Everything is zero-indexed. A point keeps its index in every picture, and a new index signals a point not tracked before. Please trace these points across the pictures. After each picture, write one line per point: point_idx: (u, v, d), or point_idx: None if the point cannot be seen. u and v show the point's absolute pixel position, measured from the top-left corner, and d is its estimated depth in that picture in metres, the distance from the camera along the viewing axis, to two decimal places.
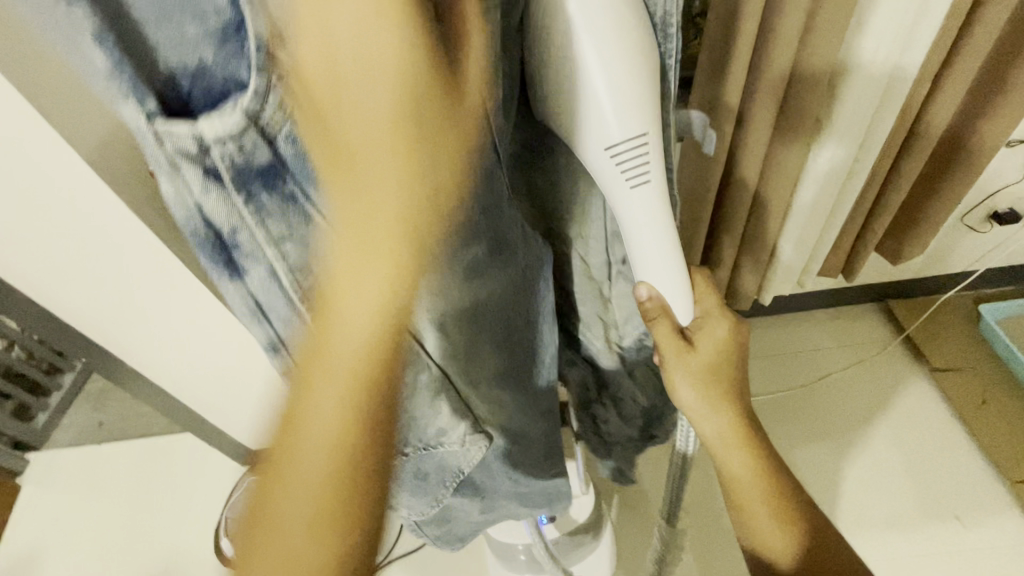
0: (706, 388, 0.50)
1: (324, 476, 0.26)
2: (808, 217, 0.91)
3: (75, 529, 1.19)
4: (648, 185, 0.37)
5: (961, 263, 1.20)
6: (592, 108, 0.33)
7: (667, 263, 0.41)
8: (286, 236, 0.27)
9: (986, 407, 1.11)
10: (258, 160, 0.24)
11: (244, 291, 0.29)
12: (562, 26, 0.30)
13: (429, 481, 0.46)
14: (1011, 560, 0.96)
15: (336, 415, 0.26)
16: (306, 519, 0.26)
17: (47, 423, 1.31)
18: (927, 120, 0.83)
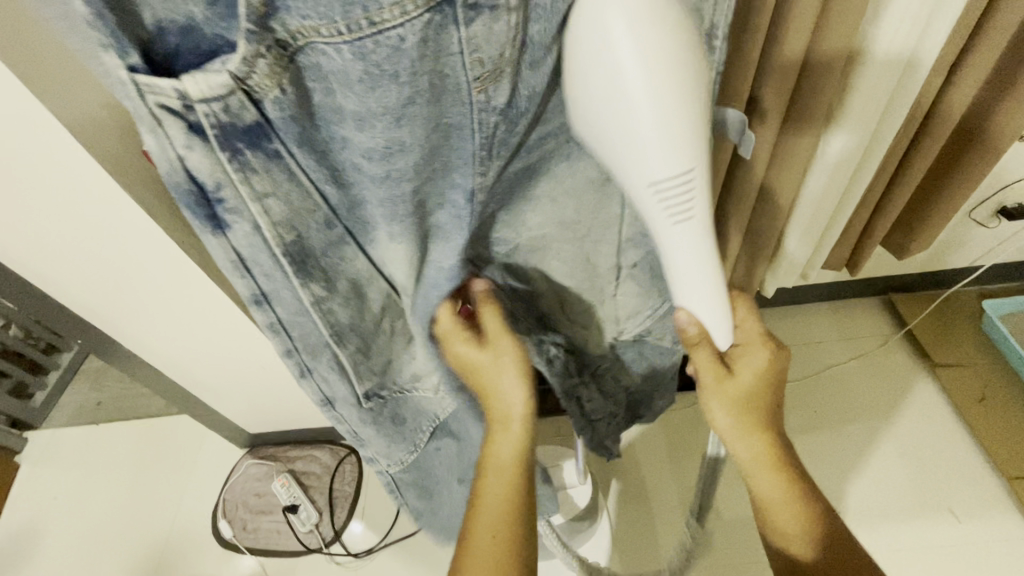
0: (740, 410, 0.52)
1: (504, 489, 0.49)
2: (814, 209, 0.90)
3: (73, 507, 1.20)
4: (692, 223, 0.40)
5: (967, 258, 1.18)
6: (637, 130, 0.34)
7: (707, 278, 0.44)
8: (268, 193, 0.34)
9: (987, 403, 1.11)
10: (243, 122, 0.31)
11: (229, 246, 0.35)
12: (597, 44, 0.32)
13: (406, 426, 0.56)
14: (1005, 555, 0.97)
15: (508, 454, 0.50)
16: (498, 512, 0.48)
17: (45, 402, 1.31)
18: (941, 113, 0.81)
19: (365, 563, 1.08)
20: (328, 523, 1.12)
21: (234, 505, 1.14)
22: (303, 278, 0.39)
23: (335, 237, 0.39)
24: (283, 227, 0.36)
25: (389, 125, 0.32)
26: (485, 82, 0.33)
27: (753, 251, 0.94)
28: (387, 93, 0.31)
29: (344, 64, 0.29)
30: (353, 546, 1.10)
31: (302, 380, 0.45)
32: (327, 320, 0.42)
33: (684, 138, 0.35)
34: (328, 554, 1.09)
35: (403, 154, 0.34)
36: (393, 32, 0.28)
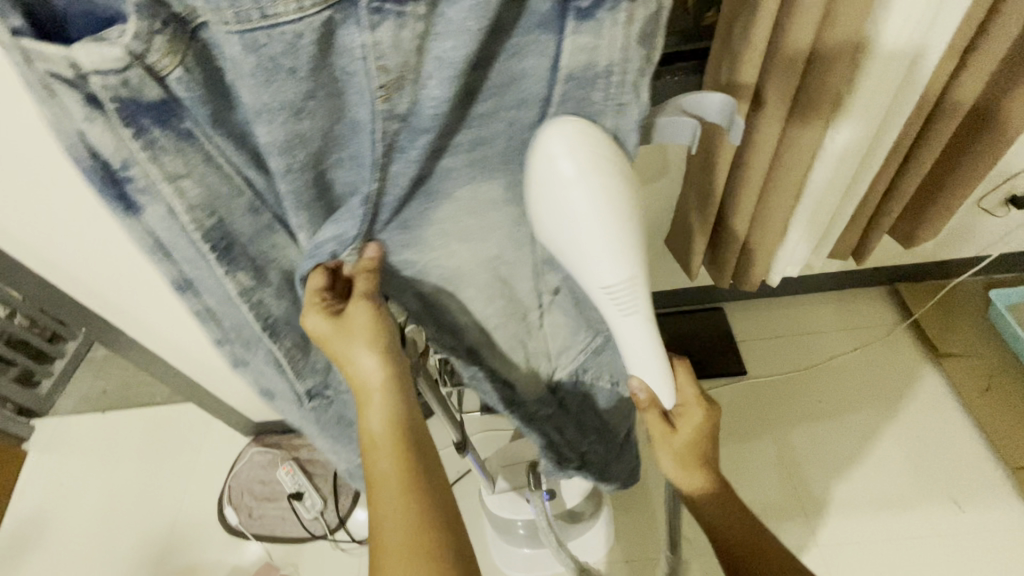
0: (680, 461, 0.54)
1: (392, 466, 0.44)
2: (820, 199, 0.89)
3: (81, 494, 1.21)
4: (637, 315, 0.43)
5: (973, 247, 1.17)
6: (586, 240, 0.39)
7: (656, 360, 0.46)
8: (180, 174, 0.34)
9: (991, 394, 1.10)
10: (146, 98, 0.31)
11: (143, 229, 0.36)
12: (543, 174, 0.38)
13: (349, 430, 0.55)
14: (1004, 543, 0.97)
15: (385, 427, 0.45)
16: (393, 490, 0.43)
17: (51, 390, 1.33)
18: (949, 103, 0.80)
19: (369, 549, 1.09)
20: (332, 510, 1.13)
21: (239, 492, 1.15)
22: (227, 267, 0.38)
23: (259, 222, 0.39)
24: (200, 210, 0.35)
25: (289, 117, 0.33)
26: (390, 91, 0.33)
27: (757, 240, 0.93)
28: (283, 87, 0.32)
29: (236, 55, 0.30)
30: (357, 531, 1.11)
31: (240, 369, 0.48)
32: (258, 311, 0.42)
33: (617, 235, 0.39)
34: (333, 541, 1.10)
35: (303, 148, 0.35)
36: (288, 26, 0.30)
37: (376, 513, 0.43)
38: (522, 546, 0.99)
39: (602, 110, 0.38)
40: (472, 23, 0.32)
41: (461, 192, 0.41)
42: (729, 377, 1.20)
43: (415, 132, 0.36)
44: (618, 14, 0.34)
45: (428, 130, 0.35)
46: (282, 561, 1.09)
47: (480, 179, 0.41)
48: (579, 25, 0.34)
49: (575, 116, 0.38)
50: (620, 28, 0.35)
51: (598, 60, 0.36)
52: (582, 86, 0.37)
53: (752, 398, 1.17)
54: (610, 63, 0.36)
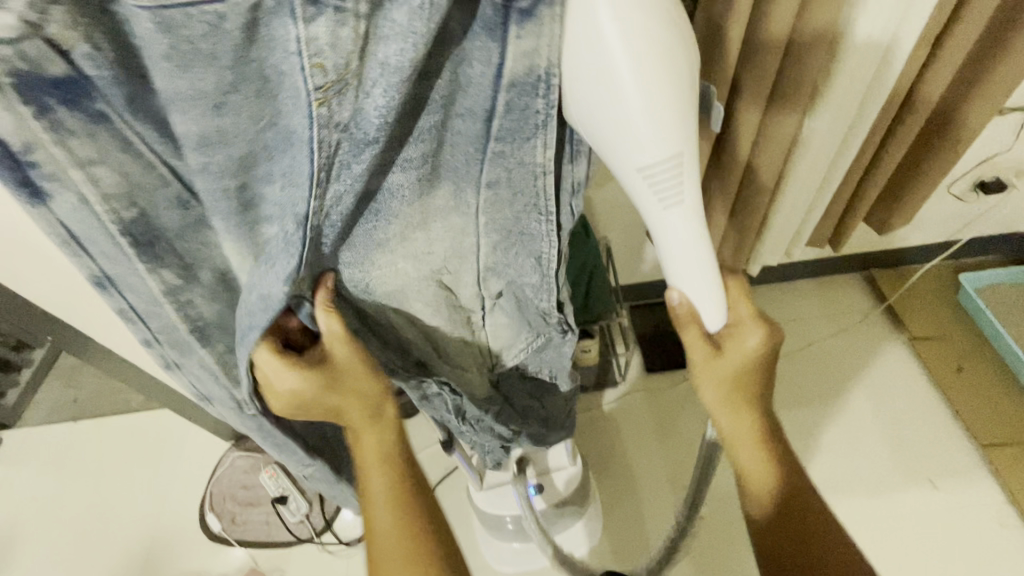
0: (729, 390, 0.51)
1: (384, 479, 0.50)
2: (798, 189, 0.90)
3: (52, 507, 1.17)
4: (682, 208, 0.39)
5: (944, 232, 1.21)
6: (626, 112, 0.33)
7: (707, 276, 0.44)
8: (92, 160, 0.33)
9: (962, 374, 1.14)
10: (50, 74, 0.29)
11: (51, 218, 0.34)
12: (579, 25, 0.32)
13: (300, 436, 0.59)
14: (975, 515, 1.01)
15: (379, 446, 0.50)
16: (384, 501, 0.49)
17: (19, 400, 1.21)
18: (921, 92, 0.81)
19: (356, 551, 1.08)
20: (318, 512, 1.11)
21: (221, 499, 1.13)
22: (150, 261, 0.38)
23: (185, 221, 0.38)
24: (119, 201, 0.35)
25: (204, 111, 0.32)
26: (329, 94, 0.32)
27: (738, 231, 0.94)
28: (202, 73, 0.30)
29: (149, 34, 0.29)
30: (344, 533, 1.10)
31: (170, 370, 0.48)
32: (187, 313, 0.42)
33: (671, 114, 0.34)
34: (320, 544, 1.09)
35: (228, 143, 0.34)
36: (209, 7, 0.28)
37: (371, 518, 0.50)
38: (510, 541, 0.98)
39: (547, 116, 0.38)
40: (414, 28, 0.31)
41: (407, 209, 0.42)
42: None
43: (358, 144, 0.35)
44: (557, 10, 0.32)
45: (373, 138, 0.34)
46: (269, 566, 1.08)
47: (422, 196, 0.41)
48: (522, 29, 0.33)
49: (516, 125, 0.38)
50: (559, 37, 0.33)
51: (539, 63, 0.35)
52: (525, 93, 0.36)
53: None
54: (549, 66, 0.35)
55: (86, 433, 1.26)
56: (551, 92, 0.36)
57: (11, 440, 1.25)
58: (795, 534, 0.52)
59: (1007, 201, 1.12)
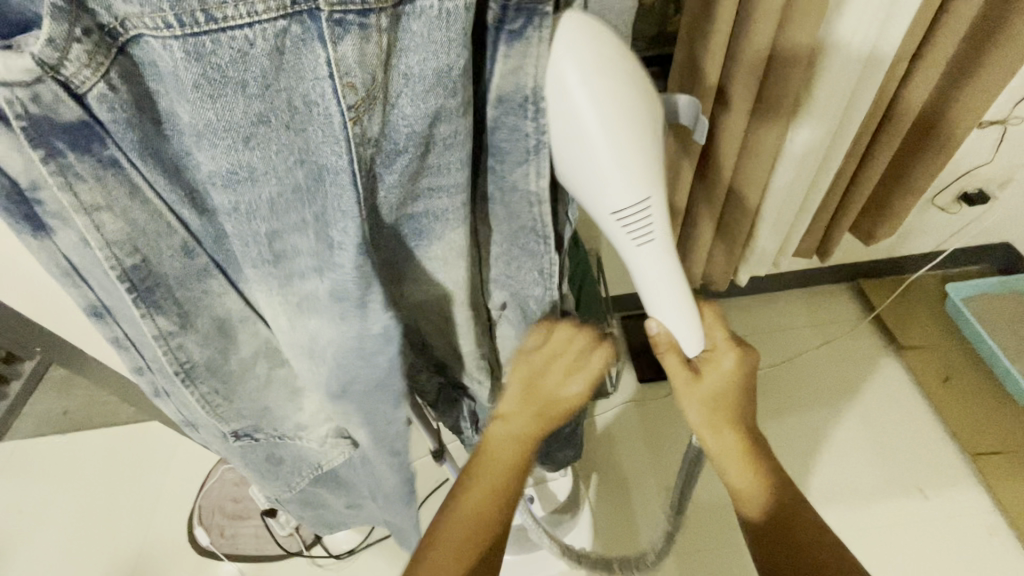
0: (710, 410, 0.49)
1: (474, 511, 0.45)
2: (784, 200, 0.91)
3: (36, 520, 1.16)
4: (653, 244, 0.41)
5: (930, 243, 1.22)
6: (597, 162, 0.36)
7: (682, 308, 0.46)
8: (98, 206, 0.32)
9: (950, 383, 1.15)
10: (62, 117, 0.28)
11: (55, 249, 0.35)
12: (552, 87, 0.35)
13: (282, 468, 0.59)
14: (964, 525, 1.01)
15: (492, 476, 0.46)
16: (458, 534, 0.45)
17: (8, 410, 1.21)
18: (905, 96, 0.82)
19: (346, 563, 1.08)
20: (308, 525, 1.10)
21: (210, 511, 1.11)
22: (146, 310, 0.36)
23: (193, 265, 0.37)
24: (121, 246, 0.33)
25: (234, 144, 0.30)
26: (360, 111, 0.32)
27: (725, 241, 0.95)
28: (232, 105, 0.29)
29: (175, 64, 0.27)
30: (334, 547, 1.08)
31: (159, 397, 0.48)
32: (175, 355, 0.40)
33: (638, 156, 0.36)
34: (309, 556, 1.08)
35: (259, 181, 0.32)
36: (237, 32, 0.27)
37: (433, 541, 0.46)
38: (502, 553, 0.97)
39: (537, 143, 0.38)
40: (438, 36, 0.31)
41: (453, 233, 0.41)
42: None
43: (389, 155, 0.35)
44: (543, 33, 0.34)
45: (404, 149, 0.35)
46: None
47: (450, 228, 0.41)
48: (510, 48, 0.35)
49: (506, 145, 0.39)
50: (546, 48, 0.35)
51: (525, 84, 0.36)
52: (512, 111, 0.37)
53: None
54: (536, 89, 0.36)
55: (75, 444, 1.25)
56: (536, 106, 0.37)
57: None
58: (783, 555, 0.48)
59: (990, 212, 1.14)
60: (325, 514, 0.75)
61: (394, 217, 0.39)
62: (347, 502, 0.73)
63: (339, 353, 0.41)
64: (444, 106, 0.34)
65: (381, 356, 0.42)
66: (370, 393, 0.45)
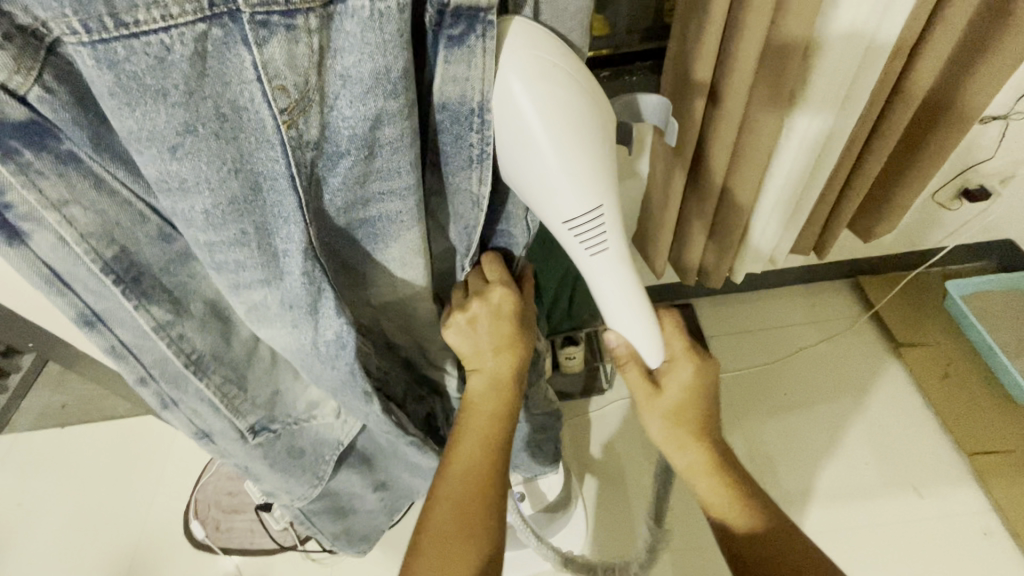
0: (673, 423, 0.51)
1: (469, 464, 0.47)
2: (780, 196, 0.89)
3: (35, 513, 1.17)
4: (606, 250, 0.42)
5: (931, 239, 1.21)
6: (547, 172, 0.36)
7: (637, 313, 0.48)
8: (64, 200, 0.32)
9: (948, 381, 1.14)
10: (13, 118, 0.28)
11: (33, 255, 0.33)
12: (498, 97, 0.35)
13: (305, 459, 0.57)
14: (959, 525, 1.00)
15: (478, 430, 0.48)
16: (455, 491, 0.46)
17: None
18: (911, 77, 0.79)
19: (340, 557, 1.08)
20: None
21: (206, 505, 1.12)
22: (138, 301, 0.37)
23: (172, 251, 0.38)
24: (97, 238, 0.34)
25: (162, 154, 0.30)
26: (294, 114, 0.32)
27: (722, 231, 0.93)
28: (154, 113, 0.28)
29: (90, 73, 0.26)
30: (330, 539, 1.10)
31: (167, 411, 0.46)
32: (180, 347, 0.40)
33: (589, 162, 0.37)
34: (304, 551, 1.08)
35: (192, 192, 0.32)
36: (153, 37, 0.26)
37: (430, 505, 0.46)
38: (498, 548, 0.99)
39: (483, 149, 0.38)
40: (371, 38, 0.30)
41: (408, 235, 0.41)
42: None
43: (330, 156, 0.35)
44: (488, 43, 0.34)
45: (346, 151, 0.34)
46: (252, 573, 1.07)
47: (406, 233, 0.41)
48: (450, 54, 0.34)
49: (451, 149, 0.39)
50: (490, 59, 0.34)
51: (472, 99, 0.36)
52: (457, 121, 0.37)
53: (723, 394, 1.18)
54: (482, 101, 0.36)
55: (75, 439, 1.26)
56: (483, 116, 0.37)
57: None
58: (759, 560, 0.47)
59: (992, 208, 1.12)
60: (354, 518, 0.74)
61: (345, 220, 0.39)
62: (376, 489, 0.72)
63: (295, 351, 0.42)
64: (385, 108, 0.33)
65: (342, 361, 0.43)
66: (340, 387, 0.46)
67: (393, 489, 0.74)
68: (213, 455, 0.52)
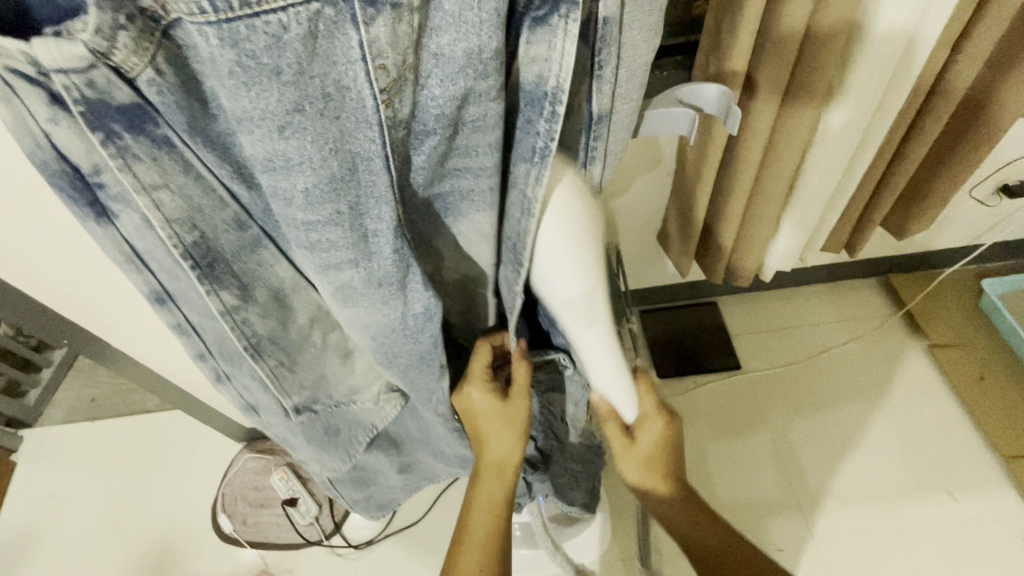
0: (645, 470, 0.55)
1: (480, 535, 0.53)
2: (815, 191, 0.87)
3: (69, 505, 1.19)
4: (598, 328, 0.43)
5: (965, 236, 1.18)
6: (549, 252, 0.38)
7: (623, 382, 0.48)
8: (156, 185, 0.31)
9: (984, 383, 1.10)
10: (117, 100, 0.27)
11: (118, 236, 0.34)
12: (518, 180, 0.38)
13: (341, 438, 0.58)
14: (997, 531, 0.98)
15: (486, 505, 0.54)
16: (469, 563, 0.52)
17: (40, 398, 1.24)
18: (950, 75, 0.77)
19: (365, 554, 1.09)
20: (327, 515, 1.11)
21: (233, 500, 1.14)
22: (210, 286, 0.36)
23: (246, 237, 0.37)
24: (180, 224, 0.33)
25: (269, 132, 0.28)
26: (392, 93, 0.30)
27: (751, 227, 0.91)
28: (267, 93, 0.27)
29: (212, 51, 0.25)
30: (353, 533, 1.11)
31: (220, 383, 0.47)
32: (242, 330, 0.40)
33: (587, 266, 0.39)
34: (330, 546, 1.09)
35: (295, 171, 0.30)
36: (272, 16, 0.25)
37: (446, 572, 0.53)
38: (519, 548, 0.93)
39: (548, 143, 0.35)
40: (470, 17, 0.29)
41: (478, 216, 0.40)
42: (726, 371, 1.19)
43: (418, 136, 0.34)
44: (570, 25, 0.31)
45: (432, 130, 0.33)
46: (279, 567, 1.09)
47: (480, 212, 0.40)
48: (533, 35, 0.32)
49: (523, 137, 0.36)
50: (572, 43, 0.32)
51: (548, 79, 0.33)
52: (531, 105, 0.35)
53: (743, 393, 1.16)
54: (557, 87, 0.33)
55: (105, 435, 1.28)
56: (555, 104, 0.33)
57: (29, 441, 1.27)
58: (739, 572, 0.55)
59: None
60: (376, 495, 0.76)
61: (424, 195, 0.38)
62: (401, 470, 0.72)
63: (380, 331, 0.41)
64: (475, 88, 0.32)
65: (426, 333, 0.43)
66: (415, 365, 0.46)
67: (415, 472, 0.74)
68: (258, 424, 0.54)
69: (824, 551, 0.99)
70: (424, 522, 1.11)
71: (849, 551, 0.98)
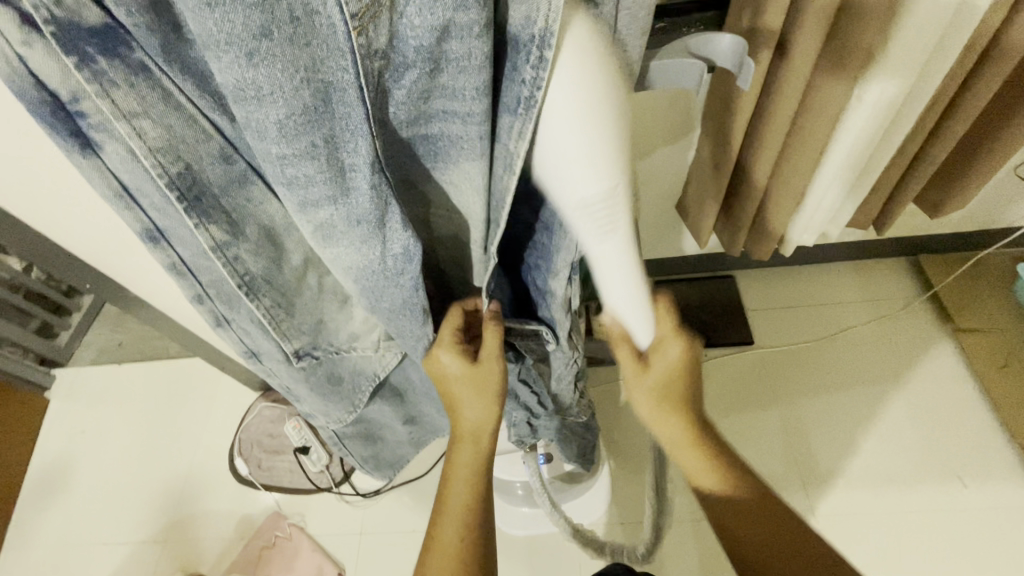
0: (659, 400, 0.54)
1: (464, 491, 0.54)
2: (844, 163, 0.83)
3: (98, 442, 1.26)
4: (615, 238, 0.40)
5: (1007, 218, 1.11)
6: (571, 152, 0.34)
7: (637, 308, 0.48)
8: (135, 113, 0.30)
9: (1007, 371, 1.07)
10: (87, 23, 0.27)
11: (103, 167, 0.34)
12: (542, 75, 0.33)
13: (343, 386, 0.59)
14: (1005, 520, 0.96)
15: (467, 466, 0.54)
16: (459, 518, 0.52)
17: (69, 341, 1.35)
18: (1004, 44, 0.71)
19: (371, 502, 1.13)
20: (337, 464, 1.16)
21: (249, 445, 1.18)
22: (198, 220, 0.36)
23: (232, 173, 0.36)
24: (163, 154, 0.32)
25: (238, 59, 0.27)
26: (365, 21, 0.29)
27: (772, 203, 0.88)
28: (232, 16, 0.26)
29: None
30: (362, 483, 1.15)
31: (220, 328, 0.48)
32: (234, 269, 0.40)
33: (609, 166, 0.35)
34: (338, 493, 1.14)
35: (267, 101, 0.29)
36: None
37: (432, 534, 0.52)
38: (519, 506, 0.96)
39: (534, 92, 0.33)
40: None
41: (468, 164, 0.39)
42: (738, 347, 1.17)
43: (398, 69, 0.32)
44: None
45: (412, 63, 0.32)
46: (292, 510, 1.14)
47: (467, 160, 0.39)
48: None
49: (512, 75, 0.34)
50: None
51: (535, 18, 0.30)
52: (519, 50, 0.32)
53: (754, 368, 1.15)
54: (545, 29, 0.30)
55: (126, 380, 1.34)
56: (543, 49, 0.31)
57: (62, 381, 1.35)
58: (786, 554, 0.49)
59: None
60: (385, 452, 0.78)
61: (407, 134, 0.37)
62: (406, 421, 0.73)
63: (363, 273, 0.41)
64: (455, 20, 0.30)
65: (408, 275, 0.42)
66: (398, 311, 0.46)
67: (421, 424, 0.76)
68: (261, 370, 0.55)
69: (827, 527, 0.99)
70: (430, 476, 1.14)
71: (839, 527, 0.99)
